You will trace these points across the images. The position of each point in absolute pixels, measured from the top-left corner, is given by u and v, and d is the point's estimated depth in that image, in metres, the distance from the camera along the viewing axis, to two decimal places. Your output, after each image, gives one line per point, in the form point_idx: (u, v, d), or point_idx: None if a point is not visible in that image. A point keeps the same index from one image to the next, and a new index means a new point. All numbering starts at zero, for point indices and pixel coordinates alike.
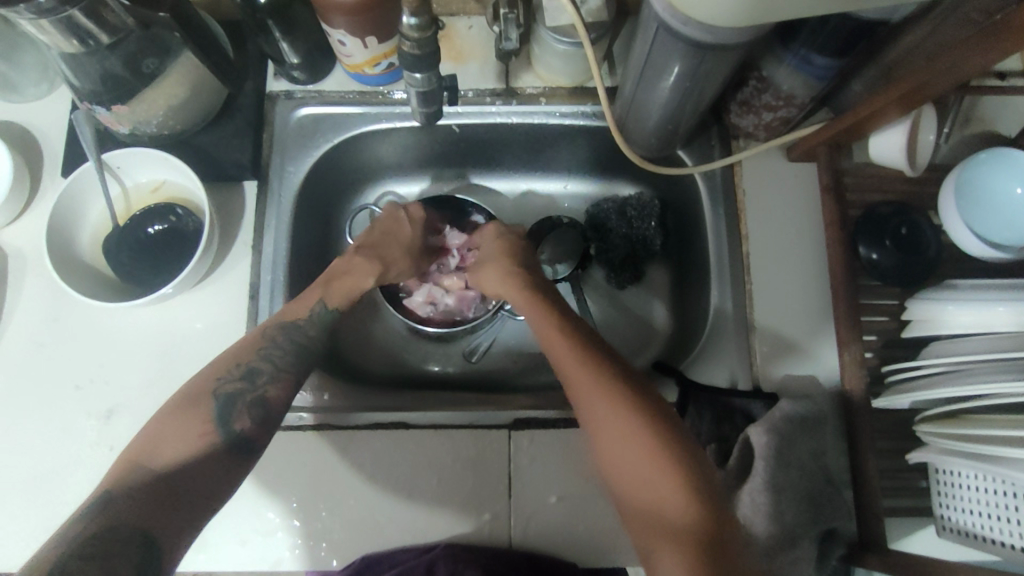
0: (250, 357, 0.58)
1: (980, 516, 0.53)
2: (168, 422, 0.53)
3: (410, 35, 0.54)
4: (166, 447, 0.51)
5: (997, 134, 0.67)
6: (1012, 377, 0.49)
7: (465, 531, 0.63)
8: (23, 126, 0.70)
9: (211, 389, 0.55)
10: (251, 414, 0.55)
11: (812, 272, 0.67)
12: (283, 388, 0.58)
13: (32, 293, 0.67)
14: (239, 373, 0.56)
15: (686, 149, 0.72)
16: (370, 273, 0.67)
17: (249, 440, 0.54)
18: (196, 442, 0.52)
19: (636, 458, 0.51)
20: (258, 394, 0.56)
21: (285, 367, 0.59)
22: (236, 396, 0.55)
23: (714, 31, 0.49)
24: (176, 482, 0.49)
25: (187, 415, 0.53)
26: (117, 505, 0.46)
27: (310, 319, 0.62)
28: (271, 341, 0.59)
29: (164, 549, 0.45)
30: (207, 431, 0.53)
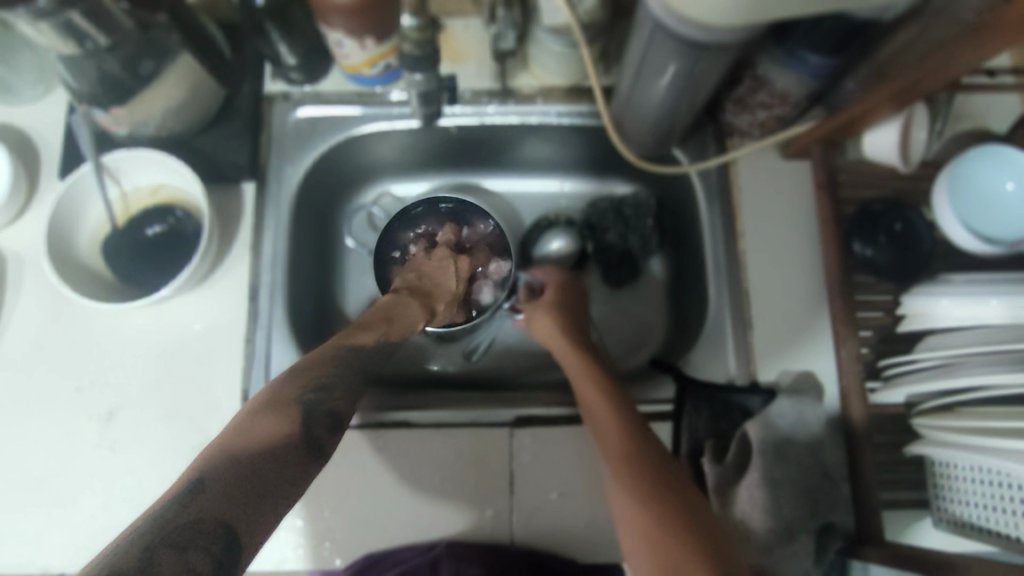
0: (326, 369, 0.44)
1: (979, 507, 0.53)
2: (248, 407, 0.40)
3: (410, 35, 0.60)
4: (247, 431, 0.38)
5: (988, 130, 0.68)
6: (1005, 369, 0.49)
7: (468, 528, 0.63)
8: (20, 128, 0.70)
9: (287, 392, 0.42)
10: (328, 420, 0.42)
11: (806, 268, 0.68)
12: (347, 406, 0.45)
13: (29, 296, 0.67)
14: (313, 385, 0.43)
15: (682, 148, 0.72)
16: (422, 320, 0.70)
17: (316, 444, 0.41)
18: (278, 433, 0.39)
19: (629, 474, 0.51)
20: (334, 406, 0.43)
21: (348, 387, 0.45)
22: (318, 402, 0.42)
23: (711, 31, 0.50)
24: (269, 475, 0.37)
25: (275, 404, 0.41)
26: (201, 495, 0.34)
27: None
28: (337, 363, 0.45)
29: (248, 551, 0.34)
30: (290, 422, 0.40)
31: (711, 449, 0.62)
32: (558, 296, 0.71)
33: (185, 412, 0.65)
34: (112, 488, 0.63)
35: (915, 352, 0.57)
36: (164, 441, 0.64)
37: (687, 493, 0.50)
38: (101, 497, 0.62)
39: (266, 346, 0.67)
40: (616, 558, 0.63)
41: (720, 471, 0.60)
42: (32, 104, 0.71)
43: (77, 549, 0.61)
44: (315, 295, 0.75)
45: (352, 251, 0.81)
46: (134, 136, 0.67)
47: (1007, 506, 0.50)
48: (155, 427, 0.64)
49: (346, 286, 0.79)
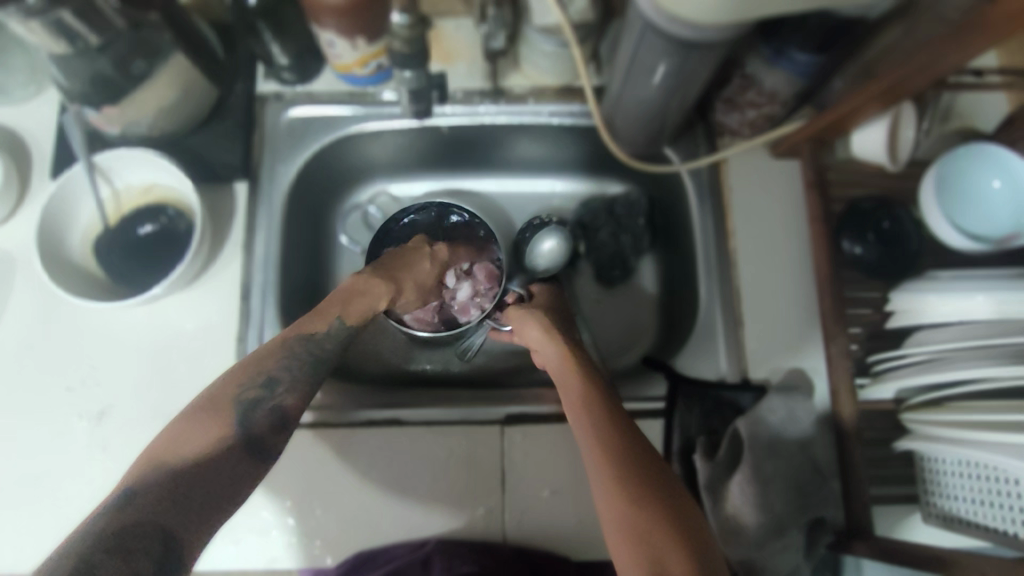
0: (271, 365, 0.53)
1: (970, 501, 0.54)
2: (187, 418, 0.49)
3: (399, 33, 0.57)
4: (184, 439, 0.48)
5: (975, 129, 0.69)
6: (991, 363, 0.50)
7: (460, 526, 0.63)
8: (11, 128, 0.70)
9: (231, 392, 0.51)
10: (268, 421, 0.51)
11: (797, 266, 0.68)
12: (301, 398, 0.53)
13: (21, 296, 0.67)
14: (260, 380, 0.52)
15: (672, 147, 0.73)
16: (381, 300, 0.60)
17: (259, 446, 0.50)
18: (216, 439, 0.48)
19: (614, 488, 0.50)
20: (277, 402, 0.52)
21: (303, 376, 0.54)
22: (254, 402, 0.51)
23: (699, 29, 0.50)
24: (195, 488, 0.46)
25: (206, 413, 0.49)
26: (137, 501, 0.44)
27: (330, 331, 0.56)
28: (291, 352, 0.54)
29: (183, 551, 0.43)
30: (217, 429, 0.49)
31: (703, 446, 0.62)
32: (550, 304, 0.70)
33: (176, 411, 0.65)
34: (103, 487, 0.62)
35: (903, 347, 0.58)
36: (155, 440, 0.64)
37: (677, 504, 0.48)
38: (92, 497, 0.62)
39: (259, 345, 0.67)
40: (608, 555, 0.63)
41: (711, 467, 0.61)
42: (23, 103, 0.71)
43: None
44: (307, 294, 0.76)
45: (346, 250, 0.81)
46: (125, 136, 0.67)
47: (997, 499, 0.50)
48: (146, 426, 0.64)
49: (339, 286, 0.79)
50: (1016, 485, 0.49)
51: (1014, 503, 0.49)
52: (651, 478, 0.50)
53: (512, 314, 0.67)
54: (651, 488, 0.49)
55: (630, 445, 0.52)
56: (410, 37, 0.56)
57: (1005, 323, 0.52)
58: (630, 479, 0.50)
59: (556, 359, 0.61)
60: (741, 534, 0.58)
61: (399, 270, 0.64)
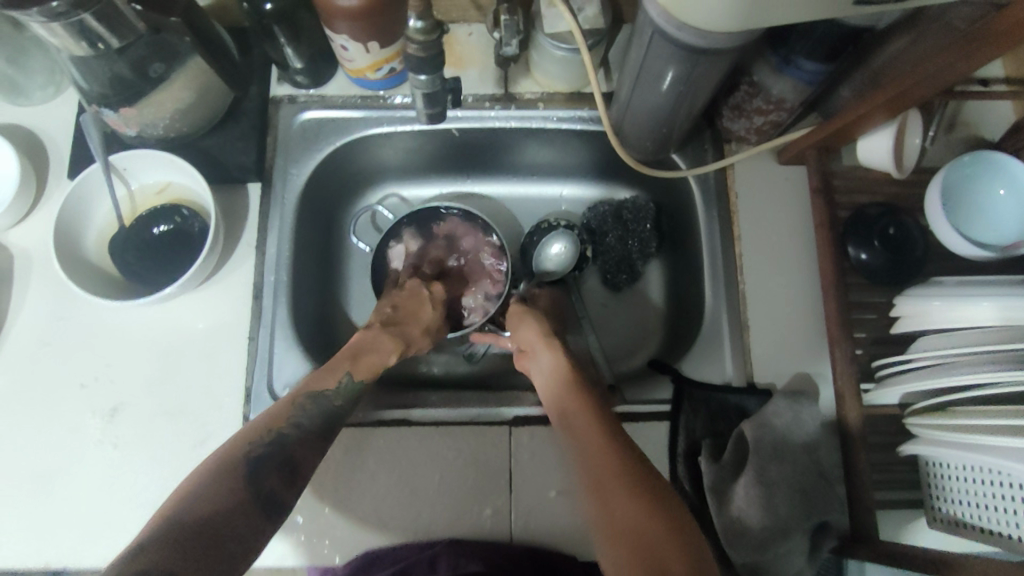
0: (286, 417, 0.55)
1: (973, 506, 0.54)
2: (211, 473, 0.49)
3: (415, 36, 0.57)
4: (206, 492, 0.47)
5: (981, 138, 0.70)
6: (996, 369, 0.50)
7: (466, 526, 0.64)
8: (30, 129, 0.71)
9: (242, 447, 0.52)
10: (277, 473, 0.52)
11: (802, 271, 0.69)
12: (312, 454, 0.55)
13: (37, 292, 0.68)
14: (268, 437, 0.53)
15: (680, 153, 0.73)
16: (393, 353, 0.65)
17: (275, 499, 0.51)
18: (231, 487, 0.49)
19: (612, 497, 0.52)
20: (286, 454, 0.53)
21: (315, 427, 0.56)
22: (264, 456, 0.52)
23: (707, 36, 0.51)
24: (218, 527, 0.46)
25: (226, 468, 0.50)
26: (149, 548, 0.42)
27: (339, 389, 0.59)
28: (303, 406, 0.57)
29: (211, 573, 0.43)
30: (237, 484, 0.49)
31: (708, 449, 0.63)
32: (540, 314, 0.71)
33: (187, 409, 0.66)
34: (115, 483, 0.63)
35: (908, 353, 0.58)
36: (166, 437, 0.65)
37: (657, 498, 0.51)
38: (104, 493, 0.63)
39: (270, 344, 0.68)
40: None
41: (716, 471, 0.61)
42: (42, 104, 0.72)
43: (81, 543, 0.62)
44: (318, 295, 0.77)
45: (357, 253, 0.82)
46: (141, 137, 0.68)
47: (1000, 504, 0.51)
48: (157, 423, 0.65)
49: (348, 287, 0.80)
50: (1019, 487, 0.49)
51: (1016, 507, 0.49)
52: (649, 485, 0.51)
53: (515, 321, 0.70)
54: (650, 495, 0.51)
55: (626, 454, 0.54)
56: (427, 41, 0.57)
57: (1009, 330, 0.52)
58: (628, 487, 0.51)
59: (554, 368, 0.64)
60: (745, 536, 0.59)
61: (406, 321, 0.68)
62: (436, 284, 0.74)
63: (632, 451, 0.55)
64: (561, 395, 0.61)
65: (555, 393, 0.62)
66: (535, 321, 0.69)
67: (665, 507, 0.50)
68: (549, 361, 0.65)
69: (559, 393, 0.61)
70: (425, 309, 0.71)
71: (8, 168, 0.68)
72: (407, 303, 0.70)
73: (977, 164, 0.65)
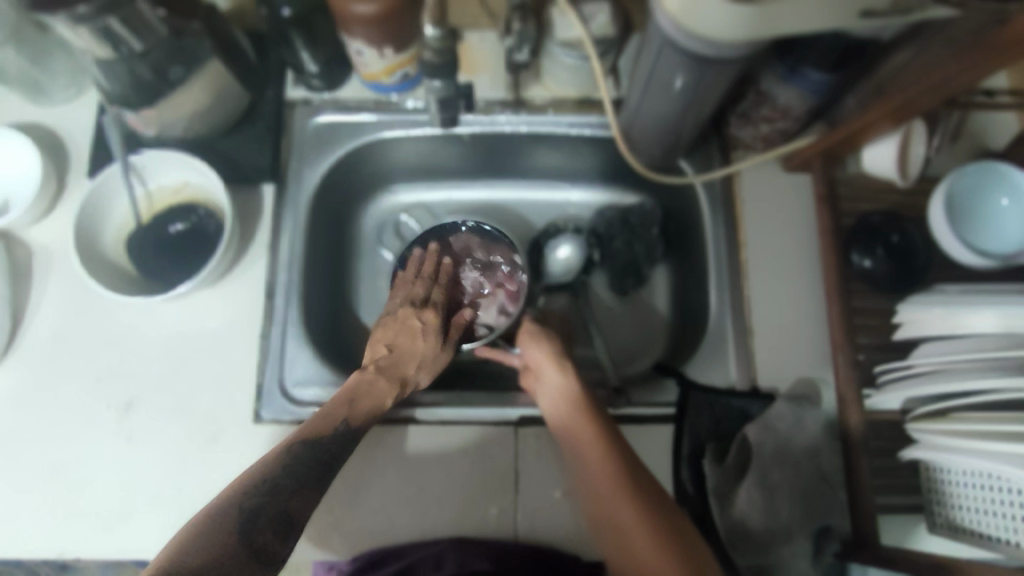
0: (274, 470, 0.44)
1: (973, 511, 0.55)
2: (198, 527, 0.40)
3: (428, 42, 0.60)
4: (193, 550, 0.39)
5: (986, 148, 0.71)
6: (996, 373, 0.51)
7: (473, 525, 0.65)
8: (51, 129, 0.73)
9: (235, 496, 0.42)
10: (274, 526, 0.42)
11: (806, 277, 0.70)
12: (304, 503, 0.44)
13: (56, 288, 0.70)
14: (260, 488, 0.43)
15: (688, 159, 0.74)
16: (390, 395, 0.51)
17: (270, 557, 0.42)
18: (222, 544, 0.39)
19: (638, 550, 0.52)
20: (282, 506, 0.43)
21: (309, 480, 0.45)
22: (259, 508, 0.42)
23: (715, 46, 0.52)
24: None
25: (217, 521, 0.40)
26: None
27: (334, 436, 0.46)
28: (296, 458, 0.45)
29: None
30: (231, 540, 0.40)
31: (712, 451, 0.64)
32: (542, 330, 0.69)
33: (200, 405, 0.67)
34: (128, 476, 0.65)
35: (910, 358, 0.59)
36: (179, 432, 0.66)
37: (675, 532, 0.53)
38: (117, 485, 0.64)
39: (282, 342, 0.69)
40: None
41: (719, 473, 0.62)
42: (64, 105, 0.74)
43: (94, 535, 0.63)
44: (330, 295, 0.78)
45: (367, 254, 0.83)
46: (160, 138, 0.70)
47: (999, 509, 0.51)
48: (170, 418, 0.66)
49: (358, 287, 0.82)
50: (1017, 493, 0.49)
51: (1015, 513, 0.50)
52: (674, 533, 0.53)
53: (524, 339, 0.68)
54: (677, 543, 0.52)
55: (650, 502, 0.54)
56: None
57: (1009, 338, 0.53)
58: (656, 541, 0.52)
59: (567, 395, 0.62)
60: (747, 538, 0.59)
61: (403, 362, 0.53)
62: (429, 310, 0.56)
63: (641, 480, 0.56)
64: (563, 413, 0.61)
65: (569, 425, 0.60)
66: (547, 346, 0.67)
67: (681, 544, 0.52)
68: (563, 387, 0.63)
69: (574, 427, 0.59)
70: (426, 345, 0.54)
71: (30, 166, 0.70)
72: (401, 340, 0.54)
73: (977, 175, 0.66)
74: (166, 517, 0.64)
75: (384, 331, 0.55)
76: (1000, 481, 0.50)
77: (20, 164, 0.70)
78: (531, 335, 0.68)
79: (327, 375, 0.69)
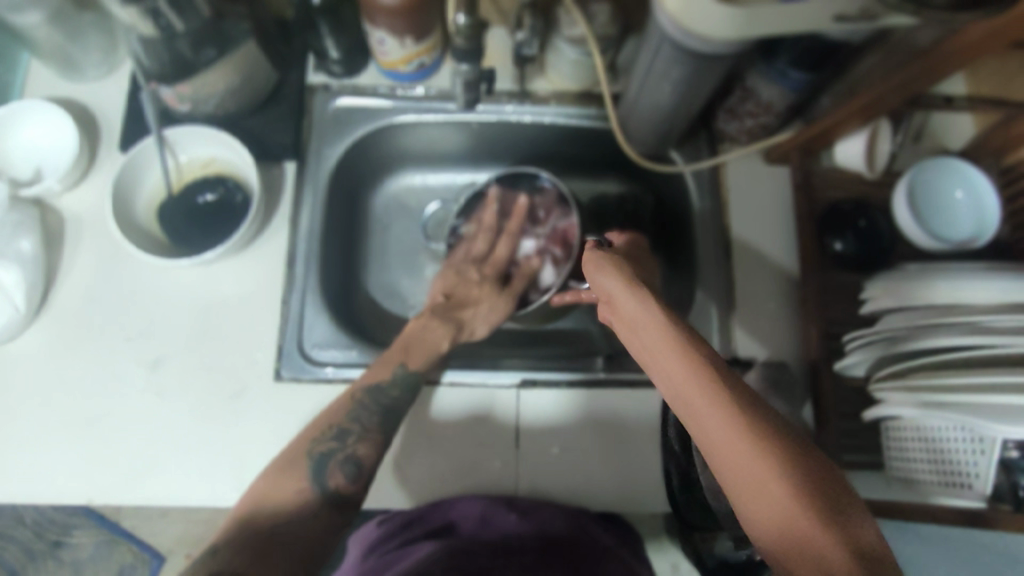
0: (341, 419, 0.56)
1: (924, 462, 0.61)
2: (284, 465, 0.54)
3: (460, 32, 0.64)
4: (273, 496, 0.51)
5: (946, 148, 0.79)
6: (948, 335, 0.58)
7: (480, 479, 0.71)
8: (84, 104, 0.78)
9: (307, 447, 0.54)
10: (346, 470, 0.54)
11: (783, 260, 0.77)
12: (370, 446, 0.55)
13: (86, 254, 0.74)
14: (329, 435, 0.55)
15: (678, 151, 0.81)
16: (442, 343, 0.60)
17: (341, 496, 0.53)
18: (303, 488, 0.52)
19: (763, 509, 0.34)
20: (348, 452, 0.54)
21: (371, 426, 0.56)
22: (328, 455, 0.54)
23: (710, 44, 0.58)
24: (294, 523, 0.50)
25: (291, 471, 0.53)
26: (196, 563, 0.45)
27: (392, 381, 0.59)
28: (361, 405, 0.57)
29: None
30: (306, 487, 0.52)
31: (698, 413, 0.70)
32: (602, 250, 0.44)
33: (223, 365, 0.72)
34: (157, 426, 0.69)
35: (876, 326, 0.65)
36: (205, 388, 0.71)
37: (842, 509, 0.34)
38: (146, 436, 0.69)
39: (301, 309, 0.74)
40: (621, 507, 0.71)
41: None
42: (96, 82, 0.79)
43: (124, 483, 0.67)
44: (344, 270, 0.83)
45: (378, 234, 0.89)
46: (191, 115, 0.75)
47: (953, 457, 0.58)
48: (196, 376, 0.71)
49: (370, 265, 0.87)
50: (974, 441, 0.56)
51: (970, 459, 0.56)
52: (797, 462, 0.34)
53: (588, 264, 0.45)
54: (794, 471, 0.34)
55: (768, 437, 0.34)
56: (468, 37, 0.64)
57: (957, 307, 0.59)
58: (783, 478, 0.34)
59: (636, 313, 0.39)
60: None
61: (466, 306, 0.68)
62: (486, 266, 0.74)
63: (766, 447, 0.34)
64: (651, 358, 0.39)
65: (644, 349, 0.40)
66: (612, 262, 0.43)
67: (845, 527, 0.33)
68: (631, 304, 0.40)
69: (650, 351, 0.39)
70: (486, 294, 0.70)
71: (65, 137, 0.74)
72: (459, 291, 0.70)
73: (933, 169, 0.74)
74: (192, 467, 0.68)
75: (443, 279, 0.66)
76: (955, 425, 0.56)
77: (57, 136, 0.74)
78: (594, 258, 0.44)
79: (343, 340, 0.75)
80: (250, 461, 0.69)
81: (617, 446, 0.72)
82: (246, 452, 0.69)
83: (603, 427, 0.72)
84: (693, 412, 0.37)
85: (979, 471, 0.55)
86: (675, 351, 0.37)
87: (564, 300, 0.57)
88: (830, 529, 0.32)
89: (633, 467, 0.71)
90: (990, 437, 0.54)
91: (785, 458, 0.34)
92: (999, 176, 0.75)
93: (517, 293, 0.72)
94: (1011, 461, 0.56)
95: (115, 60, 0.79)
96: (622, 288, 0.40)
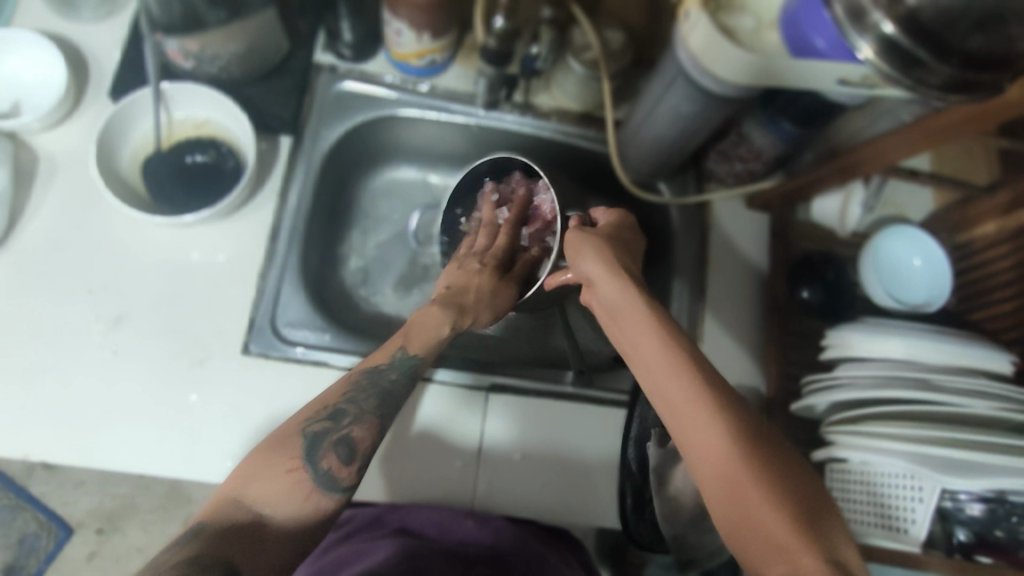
0: (337, 399, 0.50)
1: (863, 504, 0.65)
2: (262, 449, 0.47)
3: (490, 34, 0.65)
4: (263, 476, 0.45)
5: (905, 218, 0.84)
6: (902, 386, 0.61)
7: (438, 479, 0.71)
8: (76, 44, 0.75)
9: (297, 425, 0.48)
10: (341, 449, 0.48)
11: (752, 301, 0.81)
12: (368, 431, 0.50)
13: (56, 196, 0.70)
14: (324, 414, 0.49)
15: (667, 183, 0.84)
16: (445, 323, 0.54)
17: (335, 481, 0.47)
18: (289, 471, 0.46)
19: (730, 485, 0.40)
20: (344, 433, 0.49)
21: (370, 410, 0.51)
22: (321, 436, 0.48)
23: (722, 83, 0.61)
24: (275, 513, 0.44)
25: (284, 449, 0.46)
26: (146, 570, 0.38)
27: (392, 363, 0.53)
28: (358, 387, 0.52)
29: None
30: (297, 467, 0.46)
31: None
32: (593, 253, 0.51)
33: (188, 331, 0.69)
34: (108, 387, 0.66)
35: (837, 371, 0.67)
36: (164, 353, 0.68)
37: (799, 498, 0.39)
38: (94, 394, 0.66)
39: (277, 285, 0.73)
40: (574, 521, 0.72)
41: None
42: (91, 24, 0.76)
43: (67, 439, 0.64)
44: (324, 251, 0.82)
45: (359, 223, 0.88)
46: (192, 71, 0.73)
47: (896, 501, 0.62)
48: (157, 338, 0.68)
49: (346, 252, 0.86)
50: (919, 490, 0.60)
51: (914, 506, 0.61)
52: (753, 445, 0.40)
53: (571, 256, 0.52)
54: (752, 454, 0.40)
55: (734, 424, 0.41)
56: None
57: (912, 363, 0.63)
58: (736, 457, 0.40)
59: (620, 304, 0.48)
60: None
61: (466, 292, 0.56)
62: (485, 254, 0.60)
63: (732, 433, 0.41)
64: (637, 353, 0.47)
65: (628, 340, 0.48)
66: (607, 258, 0.51)
67: (795, 505, 0.38)
68: (616, 296, 0.49)
69: (634, 341, 0.47)
70: (483, 280, 0.57)
71: (52, 74, 0.71)
72: (459, 279, 0.58)
73: (905, 233, 0.80)
74: (143, 434, 0.65)
75: (445, 275, 0.59)
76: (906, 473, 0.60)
77: (43, 73, 0.71)
78: (586, 256, 0.51)
79: (317, 322, 0.73)
80: (205, 434, 0.66)
81: (576, 461, 0.73)
82: (201, 423, 0.67)
83: (566, 443, 0.74)
84: (671, 397, 0.43)
85: (917, 517, 0.60)
86: (653, 336, 0.45)
87: (558, 280, 0.55)
88: (783, 506, 0.38)
89: (587, 484, 0.73)
90: (930, 485, 0.59)
91: (746, 445, 0.40)
92: (950, 250, 0.81)
93: (517, 283, 0.59)
94: (946, 511, 0.60)
95: (115, 5, 0.76)
96: (608, 280, 0.49)
